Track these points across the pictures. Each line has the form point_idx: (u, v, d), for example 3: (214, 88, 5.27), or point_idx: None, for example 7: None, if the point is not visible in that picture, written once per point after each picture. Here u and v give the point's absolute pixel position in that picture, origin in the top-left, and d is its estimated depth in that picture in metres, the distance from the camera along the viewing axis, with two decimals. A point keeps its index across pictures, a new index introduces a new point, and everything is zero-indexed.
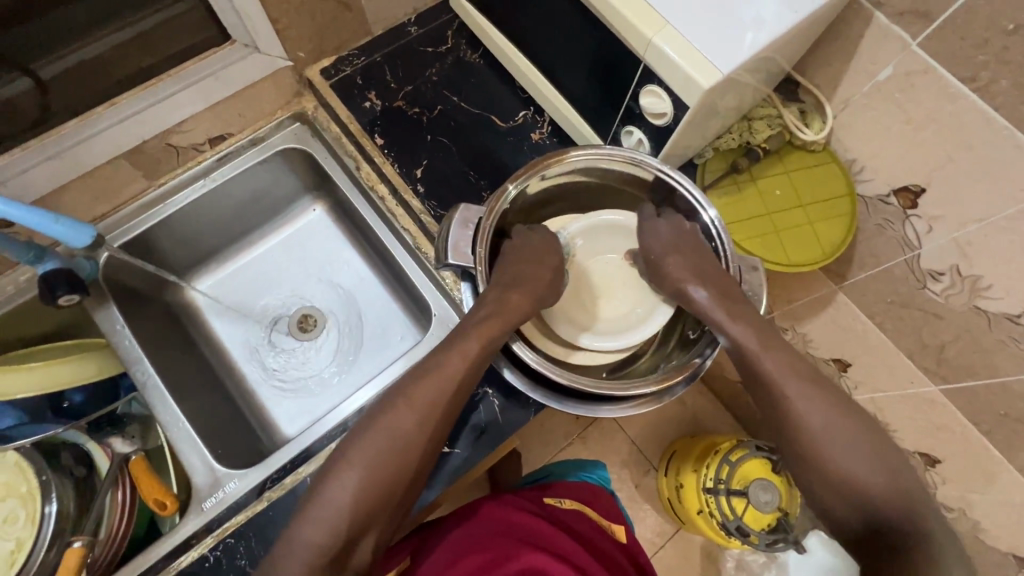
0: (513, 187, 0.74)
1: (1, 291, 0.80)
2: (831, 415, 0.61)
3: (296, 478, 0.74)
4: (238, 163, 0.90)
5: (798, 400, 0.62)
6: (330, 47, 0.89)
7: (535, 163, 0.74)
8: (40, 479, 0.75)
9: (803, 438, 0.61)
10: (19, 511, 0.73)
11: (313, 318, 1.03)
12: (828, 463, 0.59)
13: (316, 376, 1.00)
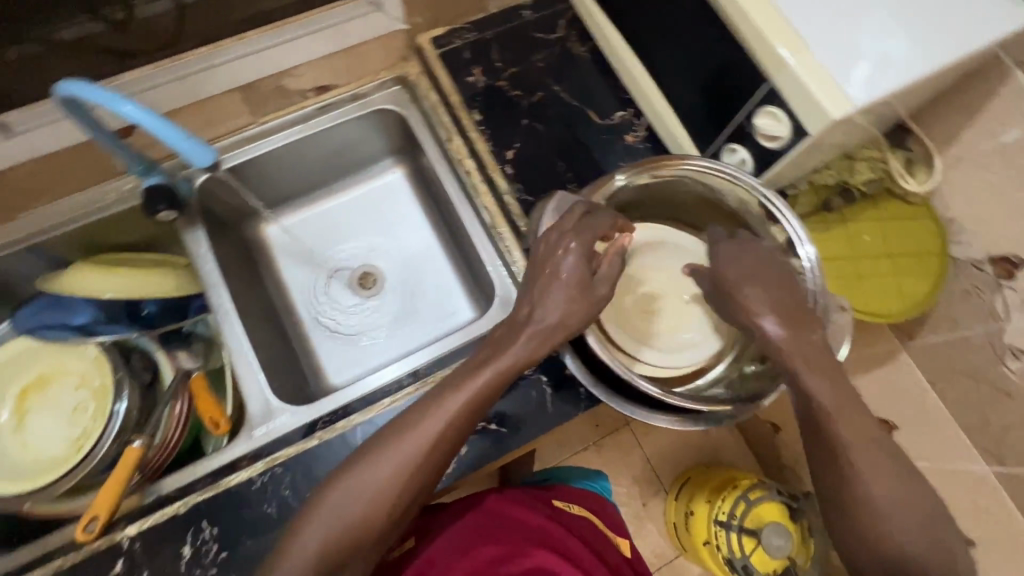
0: (621, 178, 0.74)
1: (104, 197, 0.85)
2: (886, 474, 0.57)
3: (345, 425, 0.75)
4: (335, 116, 0.94)
5: (856, 454, 0.57)
6: (446, 18, 0.90)
7: (648, 161, 0.73)
8: (114, 376, 0.79)
9: (849, 492, 0.57)
10: (89, 402, 0.78)
11: (373, 277, 1.05)
12: (871, 521, 0.56)
13: (365, 334, 1.02)
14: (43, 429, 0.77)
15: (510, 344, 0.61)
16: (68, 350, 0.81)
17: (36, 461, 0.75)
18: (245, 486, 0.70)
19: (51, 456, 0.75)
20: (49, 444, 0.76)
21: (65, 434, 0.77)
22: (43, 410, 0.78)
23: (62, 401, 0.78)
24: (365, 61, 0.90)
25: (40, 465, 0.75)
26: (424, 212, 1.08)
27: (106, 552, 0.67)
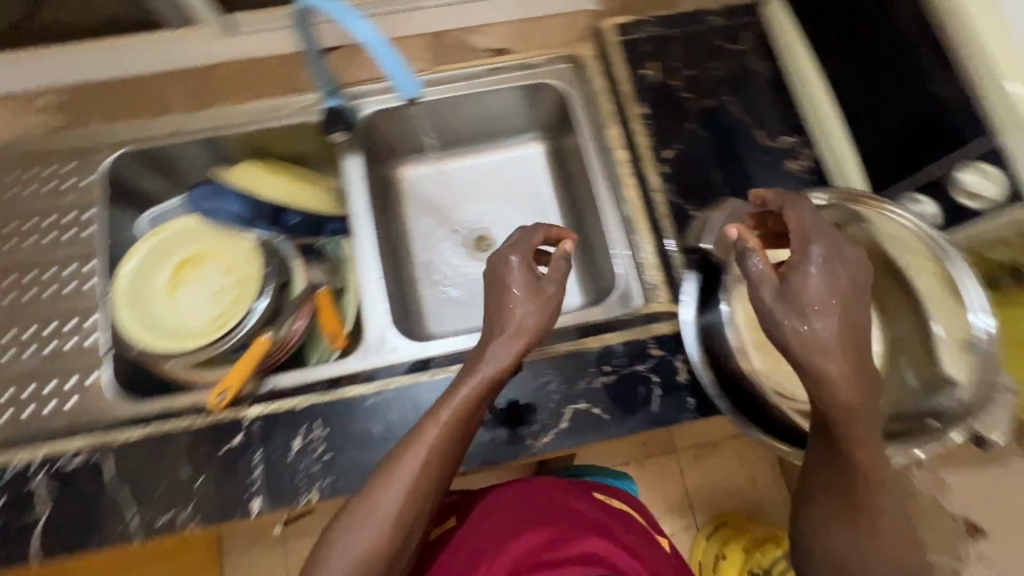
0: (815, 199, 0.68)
1: (283, 109, 0.91)
2: (889, 496, 0.54)
3: (457, 370, 0.77)
4: (502, 79, 0.96)
5: (868, 482, 0.52)
6: (635, 8, 0.91)
7: (852, 193, 0.68)
8: (259, 271, 0.86)
9: (850, 518, 0.54)
10: (234, 288, 0.85)
11: (486, 244, 1.06)
12: (857, 537, 0.55)
13: (467, 295, 1.04)
14: (189, 302, 0.85)
15: (482, 359, 0.64)
16: (223, 239, 0.88)
17: (179, 328, 0.82)
18: (359, 401, 0.74)
19: (193, 327, 0.83)
20: (193, 316, 0.84)
21: (207, 311, 0.84)
22: (192, 286, 0.85)
23: (210, 282, 0.86)
24: None
25: (182, 333, 0.82)
26: (553, 193, 1.09)
27: (230, 423, 0.72)
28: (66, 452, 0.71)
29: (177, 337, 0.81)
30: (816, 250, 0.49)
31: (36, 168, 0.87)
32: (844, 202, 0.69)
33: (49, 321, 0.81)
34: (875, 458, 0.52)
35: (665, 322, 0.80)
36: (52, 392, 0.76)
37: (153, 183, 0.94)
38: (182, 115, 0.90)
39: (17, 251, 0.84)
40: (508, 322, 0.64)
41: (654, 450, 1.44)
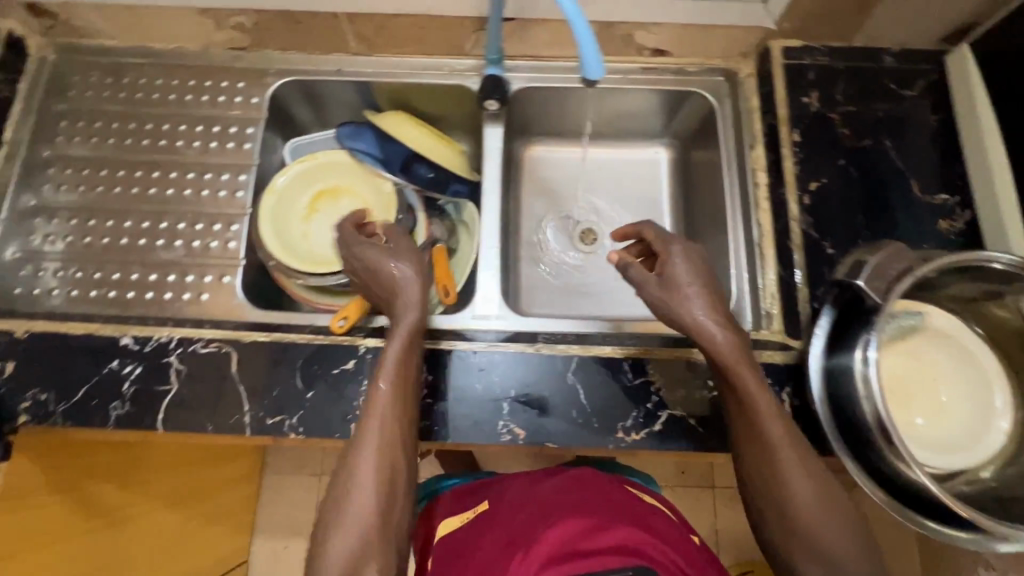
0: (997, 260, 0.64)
1: (440, 69, 0.95)
2: (803, 467, 0.64)
3: (564, 350, 0.77)
4: (654, 81, 0.96)
5: (775, 446, 0.64)
6: (811, 33, 0.88)
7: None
8: (395, 215, 0.92)
9: (774, 491, 0.64)
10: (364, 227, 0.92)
11: (592, 238, 1.06)
12: (789, 510, 0.63)
13: (564, 285, 1.03)
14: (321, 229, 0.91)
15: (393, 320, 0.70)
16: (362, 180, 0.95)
17: (308, 250, 0.89)
18: (467, 356, 0.77)
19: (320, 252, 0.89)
20: (322, 243, 0.90)
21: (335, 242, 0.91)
22: (327, 215, 0.92)
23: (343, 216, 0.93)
24: (712, 43, 0.91)
25: (310, 255, 0.88)
26: (672, 201, 1.07)
27: (345, 347, 0.76)
28: (200, 337, 0.76)
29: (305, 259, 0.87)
30: (676, 248, 0.70)
31: (212, 80, 0.94)
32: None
33: (199, 220, 0.88)
34: (771, 421, 0.64)
35: (780, 352, 0.78)
36: (191, 284, 0.84)
37: (303, 112, 1.00)
38: (348, 56, 0.95)
39: (181, 151, 0.91)
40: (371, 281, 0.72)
41: (692, 479, 1.41)
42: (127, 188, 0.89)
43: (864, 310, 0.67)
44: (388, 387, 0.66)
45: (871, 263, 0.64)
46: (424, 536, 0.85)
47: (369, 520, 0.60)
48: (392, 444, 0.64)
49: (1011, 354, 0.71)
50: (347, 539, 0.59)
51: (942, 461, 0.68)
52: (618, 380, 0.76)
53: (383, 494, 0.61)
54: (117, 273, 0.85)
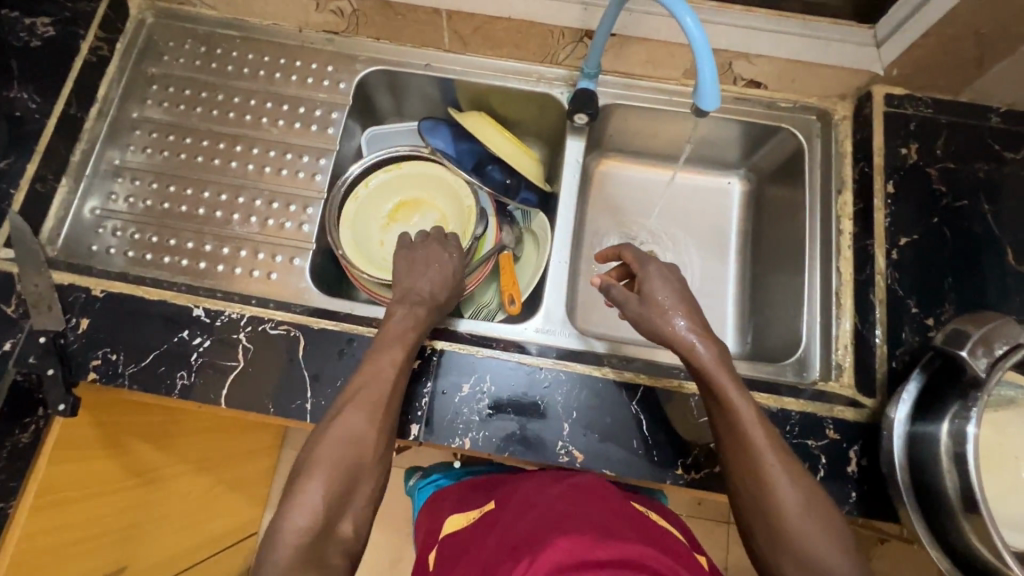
0: None
1: (529, 75, 0.95)
2: (785, 476, 0.63)
3: (632, 378, 0.76)
4: (742, 112, 0.94)
5: (753, 450, 0.63)
6: (918, 82, 0.85)
7: None
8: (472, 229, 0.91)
9: (758, 499, 0.63)
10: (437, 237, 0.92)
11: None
12: (772, 520, 0.62)
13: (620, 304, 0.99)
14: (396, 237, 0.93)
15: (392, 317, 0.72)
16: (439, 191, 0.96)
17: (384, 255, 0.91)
18: (533, 371, 0.76)
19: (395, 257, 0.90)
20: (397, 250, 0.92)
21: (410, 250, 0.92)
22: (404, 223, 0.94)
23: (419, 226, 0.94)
24: (812, 81, 0.89)
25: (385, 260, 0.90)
26: (741, 235, 1.04)
27: None
28: (270, 318, 0.76)
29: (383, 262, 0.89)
30: (652, 266, 0.73)
31: (303, 62, 0.95)
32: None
33: (275, 199, 0.88)
34: (749, 427, 0.64)
35: (851, 409, 0.75)
36: (262, 262, 0.85)
37: (384, 102, 1.00)
38: (439, 52, 0.95)
39: (265, 128, 0.92)
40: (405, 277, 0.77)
41: (713, 513, 1.38)
42: (209, 159, 0.90)
43: (957, 381, 0.65)
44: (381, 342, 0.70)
45: (973, 334, 0.62)
46: (427, 530, 0.83)
47: (341, 464, 0.61)
48: (378, 399, 0.65)
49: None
50: (318, 474, 0.59)
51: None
52: (683, 416, 0.75)
53: (360, 437, 0.63)
54: (191, 242, 0.85)
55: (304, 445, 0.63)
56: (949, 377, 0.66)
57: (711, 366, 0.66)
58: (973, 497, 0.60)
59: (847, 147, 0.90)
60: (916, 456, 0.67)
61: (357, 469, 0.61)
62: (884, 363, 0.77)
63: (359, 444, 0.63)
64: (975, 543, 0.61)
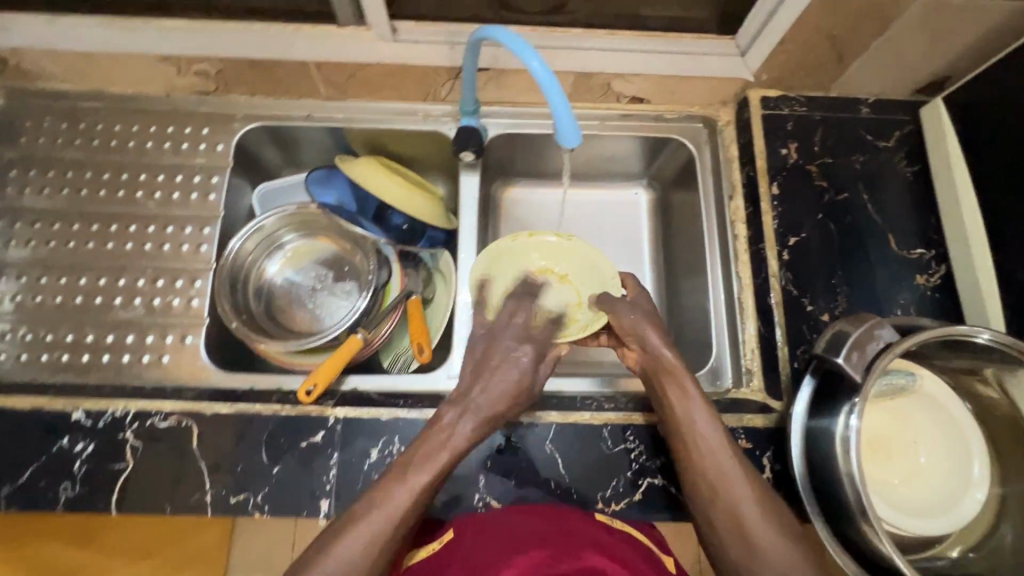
0: (963, 329, 0.61)
1: (412, 113, 0.91)
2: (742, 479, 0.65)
3: (544, 417, 0.75)
4: (632, 128, 0.92)
5: (710, 457, 0.66)
6: (789, 83, 0.87)
7: (958, 328, 0.61)
8: (369, 278, 0.88)
9: (724, 506, 0.63)
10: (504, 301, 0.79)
11: None
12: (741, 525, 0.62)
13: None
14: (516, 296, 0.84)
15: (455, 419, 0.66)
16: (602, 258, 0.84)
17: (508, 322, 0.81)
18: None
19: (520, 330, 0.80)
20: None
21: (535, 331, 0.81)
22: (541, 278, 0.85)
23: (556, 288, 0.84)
24: (691, 92, 0.90)
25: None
26: (653, 245, 1.03)
27: (315, 419, 0.73)
28: (158, 410, 0.72)
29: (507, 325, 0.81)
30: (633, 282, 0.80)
31: (175, 126, 0.90)
32: (1008, 349, 0.62)
33: (159, 276, 0.84)
34: (706, 432, 0.67)
35: (760, 416, 0.76)
36: (150, 345, 0.80)
37: (271, 156, 0.96)
38: (319, 101, 0.91)
39: (142, 203, 0.87)
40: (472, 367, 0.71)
41: None
42: (83, 243, 0.85)
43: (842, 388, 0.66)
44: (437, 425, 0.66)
45: (850, 338, 0.64)
46: None
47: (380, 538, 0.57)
48: None
49: (1003, 436, 0.66)
50: (356, 550, 0.56)
51: (914, 525, 0.65)
52: (598, 448, 0.74)
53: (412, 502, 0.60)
54: (71, 335, 0.80)
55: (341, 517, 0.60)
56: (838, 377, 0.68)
57: (676, 372, 0.71)
58: (861, 498, 0.62)
59: (733, 152, 0.92)
60: (814, 459, 0.69)
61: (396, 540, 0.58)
62: (786, 364, 0.78)
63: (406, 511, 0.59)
64: (872, 543, 0.63)
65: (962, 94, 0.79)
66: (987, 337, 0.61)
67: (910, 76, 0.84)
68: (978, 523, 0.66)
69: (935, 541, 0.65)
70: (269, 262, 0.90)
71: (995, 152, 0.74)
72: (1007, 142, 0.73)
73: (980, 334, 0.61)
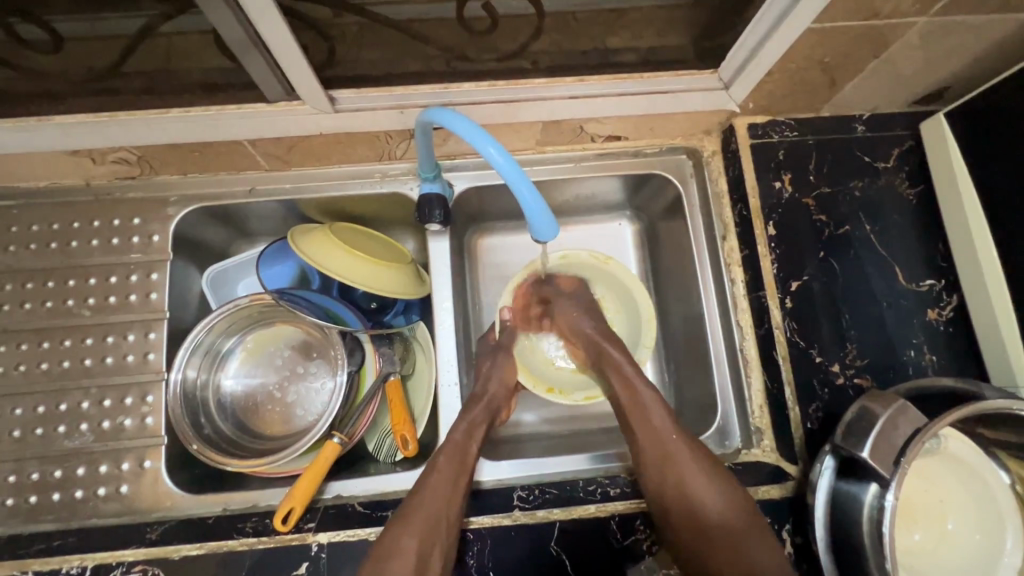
0: (1000, 403, 0.56)
1: (369, 175, 0.83)
2: (736, 513, 0.63)
3: (546, 516, 0.69)
4: (610, 166, 0.86)
5: (695, 489, 0.65)
6: (778, 109, 0.79)
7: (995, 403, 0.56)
8: (340, 377, 0.80)
9: (704, 530, 0.63)
10: (501, 316, 0.83)
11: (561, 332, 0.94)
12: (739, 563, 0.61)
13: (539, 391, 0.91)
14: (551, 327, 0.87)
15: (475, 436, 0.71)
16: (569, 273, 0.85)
17: (534, 366, 0.85)
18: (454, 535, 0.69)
19: (550, 389, 0.82)
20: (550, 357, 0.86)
21: (569, 379, 0.84)
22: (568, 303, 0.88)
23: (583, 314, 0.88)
24: (671, 126, 0.82)
25: (538, 361, 0.86)
26: (644, 284, 0.96)
27: (295, 549, 0.66)
28: (119, 561, 0.65)
29: (542, 390, 0.82)
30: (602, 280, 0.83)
31: (101, 220, 0.80)
32: None
33: (104, 395, 0.75)
34: (687, 461, 0.66)
35: (776, 485, 0.71)
36: (104, 476, 0.72)
37: (217, 235, 0.87)
38: (261, 173, 0.81)
39: (74, 313, 0.77)
40: (480, 400, 0.74)
41: None
42: (12, 367, 0.75)
43: (865, 471, 0.61)
44: (444, 457, 0.67)
45: (875, 424, 0.58)
46: None
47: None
48: None
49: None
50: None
51: None
52: (607, 543, 0.68)
53: (427, 542, 0.60)
54: (13, 475, 0.72)
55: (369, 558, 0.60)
56: (857, 471, 0.62)
57: (630, 373, 0.73)
58: None
59: (723, 186, 0.85)
60: (847, 566, 0.61)
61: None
62: (800, 425, 0.72)
63: (426, 554, 0.60)
64: None
65: (965, 113, 0.72)
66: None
67: (908, 92, 0.77)
68: None
69: None
70: (226, 364, 0.83)
71: (1007, 181, 0.67)
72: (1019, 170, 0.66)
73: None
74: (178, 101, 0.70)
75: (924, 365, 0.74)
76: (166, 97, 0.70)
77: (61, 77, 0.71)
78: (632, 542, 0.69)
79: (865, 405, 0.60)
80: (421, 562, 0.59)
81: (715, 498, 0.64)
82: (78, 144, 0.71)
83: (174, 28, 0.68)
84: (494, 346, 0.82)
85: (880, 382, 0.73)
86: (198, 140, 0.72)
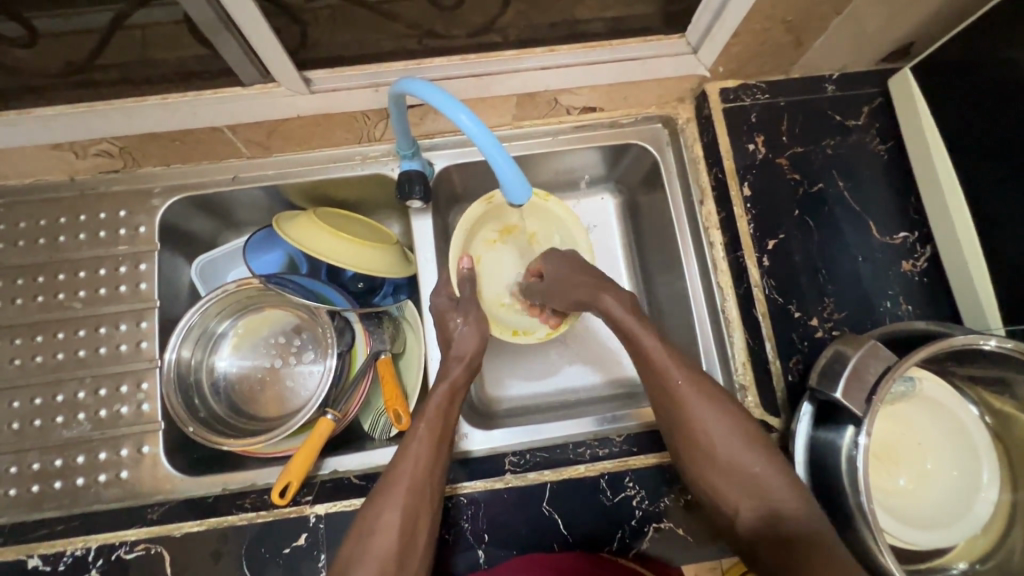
0: (966, 338, 0.58)
1: (350, 158, 0.84)
2: (751, 450, 0.66)
3: (537, 478, 0.71)
4: (588, 139, 0.87)
5: (701, 423, 0.67)
6: (748, 72, 0.81)
7: (964, 338, 0.57)
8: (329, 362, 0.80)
9: (713, 468, 0.66)
10: (463, 265, 0.82)
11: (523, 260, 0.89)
12: (757, 496, 0.64)
13: (527, 358, 0.92)
14: (491, 261, 0.89)
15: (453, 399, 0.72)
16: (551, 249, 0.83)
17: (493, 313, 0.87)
18: (450, 500, 0.71)
19: (514, 332, 0.85)
20: (501, 295, 0.89)
21: (519, 318, 0.87)
22: (511, 239, 0.89)
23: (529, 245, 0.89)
24: (643, 95, 0.83)
25: (488, 304, 0.87)
26: (627, 253, 0.96)
27: (294, 520, 0.69)
28: (122, 541, 0.68)
29: (508, 335, 0.84)
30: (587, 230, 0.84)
31: (88, 214, 0.81)
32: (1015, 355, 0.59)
33: (101, 384, 0.77)
34: (691, 400, 0.68)
35: None
36: (104, 462, 0.74)
37: (203, 225, 0.88)
38: (243, 160, 0.82)
39: (66, 306, 0.79)
40: (457, 361, 0.75)
41: None
42: (8, 362, 0.77)
43: (839, 415, 0.63)
44: (424, 425, 0.69)
45: (848, 364, 0.60)
46: None
47: (393, 552, 0.61)
48: None
49: (1015, 443, 0.65)
50: (370, 570, 0.59)
51: (918, 535, 0.63)
52: (597, 501, 0.71)
53: (411, 509, 0.63)
54: (14, 466, 0.73)
55: (356, 524, 0.64)
56: (832, 416, 0.64)
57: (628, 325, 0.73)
58: (863, 518, 0.58)
59: (698, 152, 0.86)
60: (826, 507, 0.64)
61: (407, 554, 0.61)
62: (781, 379, 0.74)
63: (411, 520, 0.63)
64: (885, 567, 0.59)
65: (929, 64, 0.73)
66: (990, 342, 0.58)
67: (873, 50, 0.78)
68: (985, 527, 0.64)
69: (943, 548, 0.64)
70: (218, 346, 0.84)
71: (968, 127, 0.69)
72: (975, 117, 0.68)
73: (987, 341, 0.58)
74: (157, 89, 0.71)
75: (900, 315, 0.76)
76: (143, 87, 0.72)
77: (39, 72, 0.72)
78: (622, 499, 0.71)
79: (838, 350, 0.63)
80: (407, 528, 0.62)
81: (719, 442, 0.66)
82: (59, 136, 0.72)
83: (147, 17, 0.69)
84: (451, 301, 0.79)
85: (856, 331, 0.75)
86: (178, 127, 0.73)
